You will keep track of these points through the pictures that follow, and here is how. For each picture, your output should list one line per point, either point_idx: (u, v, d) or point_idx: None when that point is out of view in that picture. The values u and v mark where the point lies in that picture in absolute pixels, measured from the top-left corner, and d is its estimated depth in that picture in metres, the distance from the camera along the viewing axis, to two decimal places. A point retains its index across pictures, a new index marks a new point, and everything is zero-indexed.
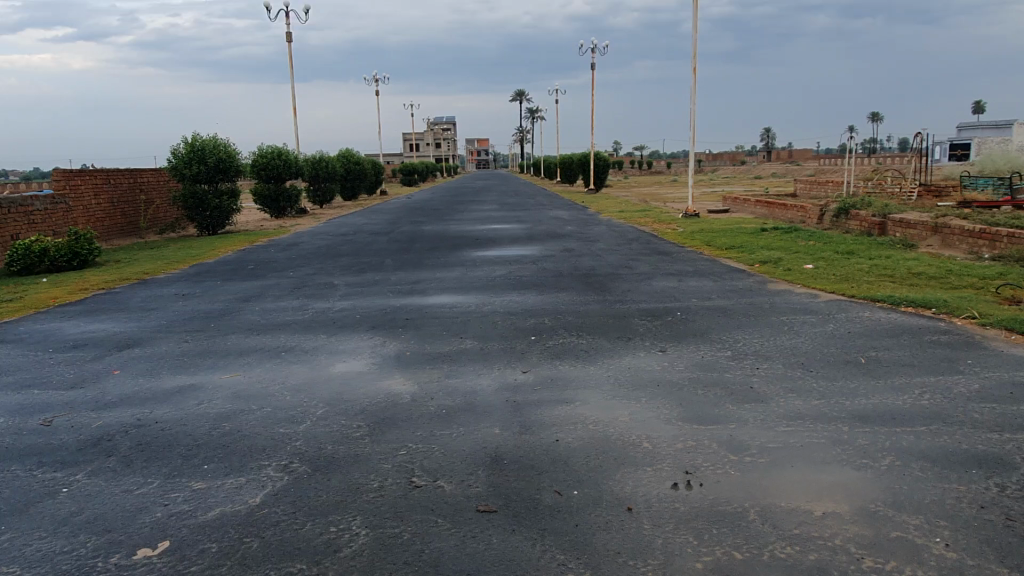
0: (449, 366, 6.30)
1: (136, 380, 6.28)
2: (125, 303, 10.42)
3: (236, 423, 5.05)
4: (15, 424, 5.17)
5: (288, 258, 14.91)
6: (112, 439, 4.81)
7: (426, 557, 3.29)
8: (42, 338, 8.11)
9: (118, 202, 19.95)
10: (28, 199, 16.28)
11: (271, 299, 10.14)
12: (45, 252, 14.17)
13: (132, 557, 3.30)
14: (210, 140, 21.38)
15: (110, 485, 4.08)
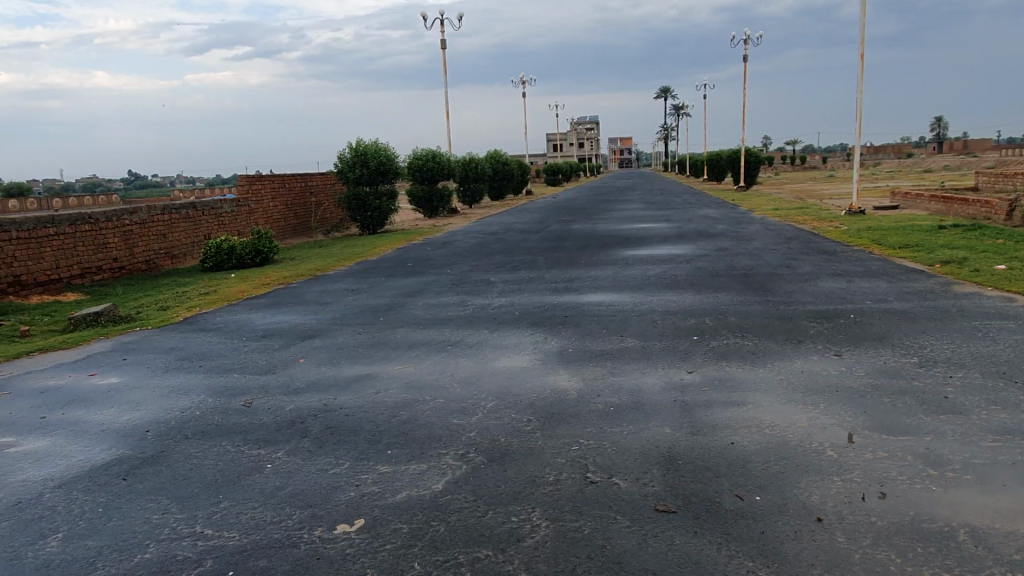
0: (612, 364, 6.27)
1: (320, 368, 6.76)
2: (302, 296, 11.24)
3: (413, 412, 5.30)
4: (222, 403, 5.74)
5: (444, 256, 15.47)
6: (305, 422, 5.21)
7: (609, 553, 3.28)
8: (236, 328, 8.93)
9: (292, 204, 21.61)
10: (218, 203, 18.03)
11: (432, 295, 10.58)
12: (232, 250, 15.59)
13: (333, 531, 3.54)
14: (372, 145, 22.65)
15: (307, 463, 4.42)
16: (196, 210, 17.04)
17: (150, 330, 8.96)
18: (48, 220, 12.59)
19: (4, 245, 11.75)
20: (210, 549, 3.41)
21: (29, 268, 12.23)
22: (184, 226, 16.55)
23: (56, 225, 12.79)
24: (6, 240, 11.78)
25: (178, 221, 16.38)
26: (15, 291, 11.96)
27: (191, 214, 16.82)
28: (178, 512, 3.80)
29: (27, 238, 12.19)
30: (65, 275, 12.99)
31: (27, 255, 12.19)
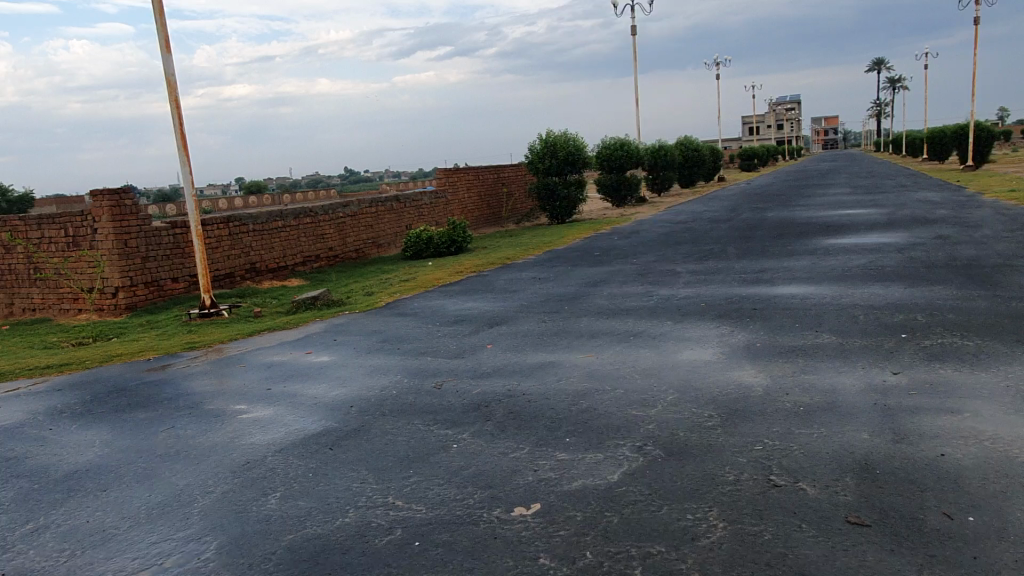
0: (804, 361, 5.89)
1: (506, 354, 7.03)
2: (492, 284, 11.71)
3: (592, 402, 5.36)
4: (417, 384, 6.16)
5: (630, 245, 15.35)
6: (489, 405, 5.46)
7: (790, 562, 3.11)
8: (431, 313, 9.52)
9: (485, 195, 22.53)
10: (419, 195, 19.26)
11: (617, 285, 10.55)
12: (430, 240, 16.61)
13: (511, 513, 3.69)
14: (561, 135, 22.96)
15: (490, 446, 4.63)
16: (399, 203, 18.33)
17: (358, 313, 9.82)
18: (277, 214, 14.21)
19: (242, 236, 13.41)
20: (399, 519, 3.70)
21: (262, 256, 13.87)
22: (388, 218, 17.90)
23: (283, 218, 14.37)
24: (244, 232, 13.44)
25: (384, 213, 17.73)
26: (251, 277, 13.63)
27: (394, 206, 18.15)
28: (375, 483, 4.16)
29: (260, 230, 13.82)
30: (290, 263, 14.58)
31: (260, 245, 13.82)
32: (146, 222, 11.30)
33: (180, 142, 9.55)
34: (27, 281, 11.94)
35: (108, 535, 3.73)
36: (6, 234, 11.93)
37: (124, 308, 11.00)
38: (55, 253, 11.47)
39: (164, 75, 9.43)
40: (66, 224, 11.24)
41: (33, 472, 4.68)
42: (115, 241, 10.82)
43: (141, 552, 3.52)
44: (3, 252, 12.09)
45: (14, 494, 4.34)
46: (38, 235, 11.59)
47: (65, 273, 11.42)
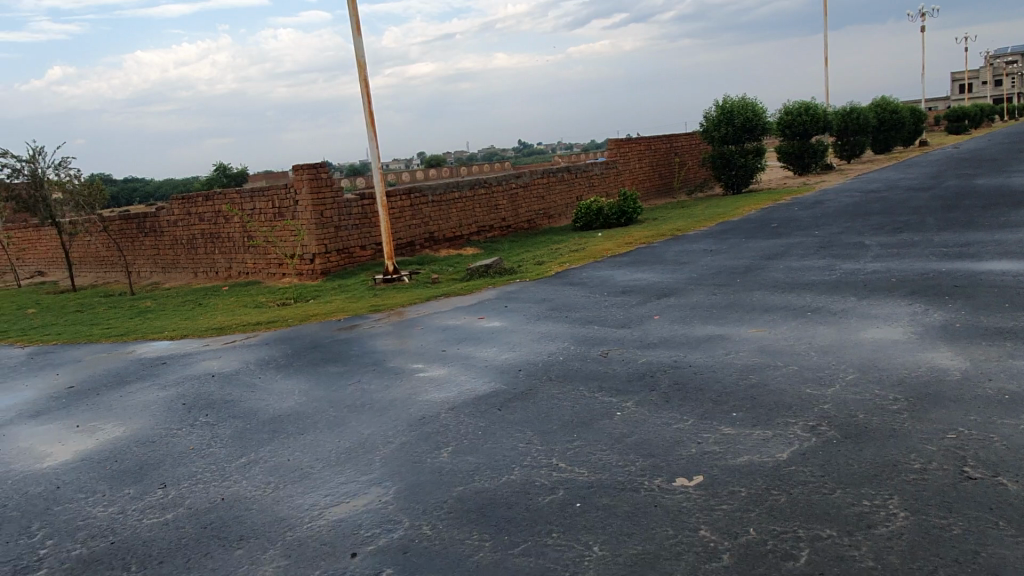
0: (1014, 345, 5.27)
1: (673, 326, 6.93)
2: (662, 256, 11.51)
3: (763, 377, 5.16)
4: (583, 352, 6.26)
5: (812, 216, 14.41)
6: (655, 376, 5.43)
7: (982, 561, 2.85)
8: (599, 283, 9.56)
9: (656, 165, 22.04)
10: (589, 166, 19.26)
11: (796, 258, 9.97)
12: (600, 211, 16.59)
13: (672, 483, 3.68)
14: (739, 101, 21.86)
15: (653, 415, 4.62)
16: (571, 173, 18.44)
17: (528, 282, 10.08)
18: (454, 185, 14.85)
19: (422, 207, 14.19)
20: (562, 480, 3.82)
21: (440, 226, 14.59)
22: (560, 189, 18.08)
23: (459, 190, 14.98)
24: (424, 203, 14.21)
25: (555, 184, 17.92)
26: (430, 245, 14.41)
27: (566, 177, 18.30)
28: (539, 444, 4.31)
29: (439, 201, 14.53)
30: (466, 232, 15.22)
31: (438, 215, 14.54)
32: (339, 194, 12.27)
33: (368, 118, 10.24)
34: (242, 248, 13.44)
35: (305, 473, 4.19)
36: (225, 205, 13.47)
37: (320, 273, 12.09)
38: (263, 222, 12.79)
39: (355, 56, 10.10)
40: (273, 196, 12.47)
41: (246, 414, 5.33)
42: (312, 211, 11.87)
43: (330, 491, 3.93)
44: (223, 221, 13.67)
45: (230, 432, 4.98)
46: (250, 206, 12.97)
47: (271, 241, 12.72)
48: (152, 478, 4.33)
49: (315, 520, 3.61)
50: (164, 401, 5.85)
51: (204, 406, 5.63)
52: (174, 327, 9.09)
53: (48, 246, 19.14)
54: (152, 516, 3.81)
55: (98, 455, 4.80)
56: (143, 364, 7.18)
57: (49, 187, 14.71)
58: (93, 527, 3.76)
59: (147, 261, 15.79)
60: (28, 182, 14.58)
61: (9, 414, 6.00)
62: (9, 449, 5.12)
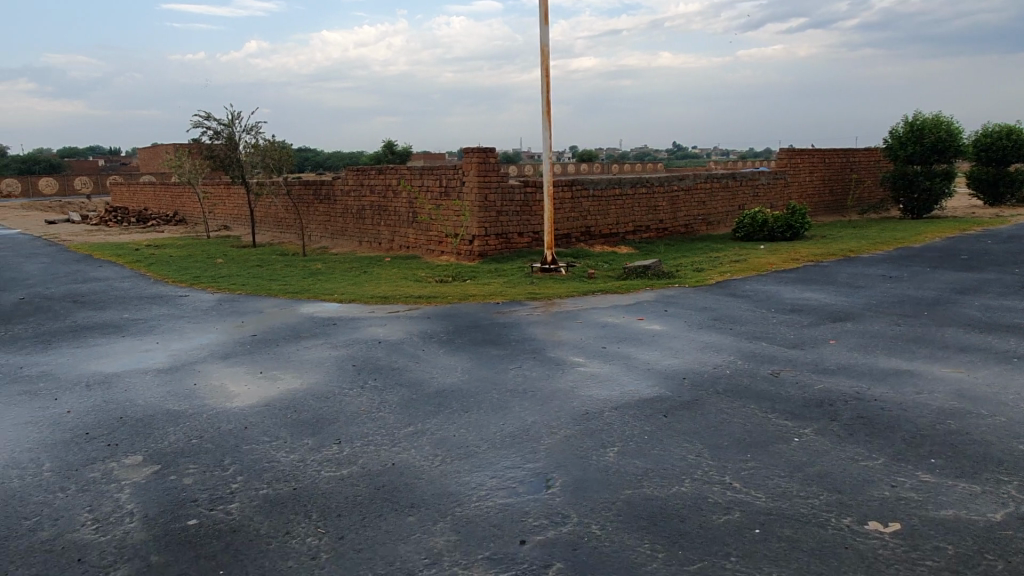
0: None
1: (852, 353, 6.42)
2: (834, 277, 10.77)
3: (964, 424, 4.64)
4: (751, 368, 5.94)
5: (1009, 252, 12.95)
6: (835, 404, 5.04)
7: None
8: (764, 298, 9.08)
9: (828, 179, 20.71)
10: (756, 174, 18.42)
11: (994, 296, 8.97)
12: (764, 222, 15.80)
13: (864, 526, 3.37)
14: (932, 118, 20.05)
15: (836, 448, 4.27)
16: (735, 180, 17.73)
17: (687, 288, 9.73)
18: (616, 181, 14.66)
19: (582, 201, 14.12)
20: (738, 501, 3.61)
21: (597, 222, 14.47)
22: (723, 195, 17.42)
23: (621, 187, 14.79)
24: (584, 196, 14.15)
25: (718, 190, 17.29)
26: (585, 240, 14.31)
27: (731, 184, 17.60)
28: (710, 459, 4.11)
29: (598, 196, 14.41)
30: (622, 231, 14.99)
31: (597, 211, 14.41)
32: (504, 179, 12.45)
33: (544, 107, 10.25)
34: (407, 223, 13.97)
35: (470, 451, 4.23)
36: (396, 180, 14.05)
37: (477, 255, 12.32)
38: (430, 200, 13.21)
39: (540, 45, 10.15)
40: (442, 175, 12.85)
41: (412, 383, 5.49)
42: (478, 194, 12.12)
43: (496, 472, 3.94)
44: (391, 195, 14.27)
45: (398, 399, 5.14)
46: (419, 182, 13.43)
47: (435, 218, 13.12)
48: (328, 432, 4.56)
49: (482, 499, 3.63)
50: (337, 360, 6.16)
51: (374, 369, 5.87)
52: (343, 290, 9.60)
53: (235, 203, 20.91)
54: (329, 469, 4.02)
55: (281, 403, 5.13)
56: (317, 323, 7.62)
57: (244, 149, 16.02)
58: (277, 470, 4.02)
59: (319, 226, 16.83)
60: (227, 144, 15.96)
61: (203, 353, 6.57)
62: (204, 385, 5.59)
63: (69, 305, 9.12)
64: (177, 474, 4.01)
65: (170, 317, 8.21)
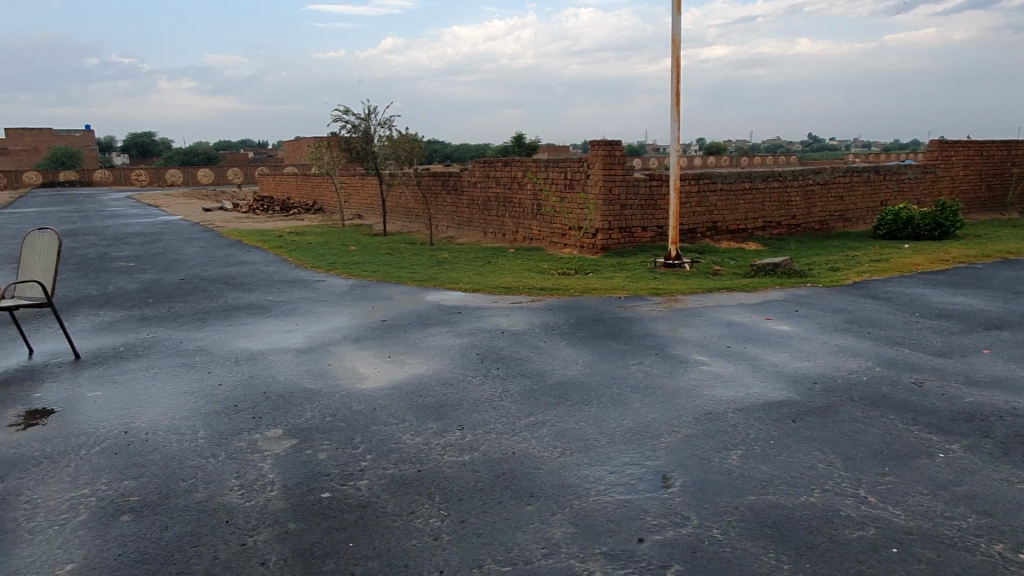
0: None
1: (1009, 365, 5.87)
2: (990, 280, 9.87)
3: None
4: (891, 375, 5.57)
5: None
6: (988, 420, 4.63)
7: None
8: (908, 301, 8.47)
9: (986, 173, 18.99)
10: (902, 168, 17.18)
11: None
12: (909, 220, 14.71)
13: (1018, 555, 3.08)
14: None
15: (988, 468, 3.93)
16: (878, 174, 16.61)
17: (821, 288, 9.24)
18: (747, 175, 14.13)
19: (709, 195, 13.72)
20: (873, 517, 3.40)
21: (724, 216, 14.00)
22: (863, 190, 16.38)
23: (751, 181, 14.23)
24: (712, 190, 13.74)
25: (858, 184, 16.27)
26: (711, 235, 13.90)
27: (873, 178, 16.52)
28: (843, 470, 3.89)
29: (727, 190, 13.95)
30: (751, 226, 14.43)
31: (724, 205, 13.96)
32: (629, 172, 12.30)
33: (674, 99, 10.02)
34: (531, 215, 14.10)
35: (590, 445, 4.23)
36: (521, 173, 14.20)
37: (600, 248, 12.26)
38: (554, 192, 13.27)
39: (671, 35, 9.92)
40: (566, 168, 12.87)
41: (533, 374, 5.56)
42: (602, 187, 12.05)
43: (614, 468, 3.92)
44: (516, 187, 14.46)
45: (519, 389, 5.22)
46: (544, 175, 13.50)
47: (559, 211, 13.16)
48: (452, 418, 4.70)
49: (600, 494, 3.63)
50: (461, 348, 6.33)
51: (496, 358, 5.99)
52: (468, 280, 9.84)
53: (368, 193, 21.91)
54: (452, 453, 4.15)
55: (409, 387, 5.35)
56: (442, 310, 7.87)
57: (378, 142, 16.74)
58: (404, 452, 4.20)
59: (446, 217, 17.31)
60: (362, 137, 16.79)
61: (338, 335, 6.95)
62: (339, 366, 5.92)
63: (222, 286, 9.91)
64: (313, 449, 4.28)
65: (309, 300, 8.74)
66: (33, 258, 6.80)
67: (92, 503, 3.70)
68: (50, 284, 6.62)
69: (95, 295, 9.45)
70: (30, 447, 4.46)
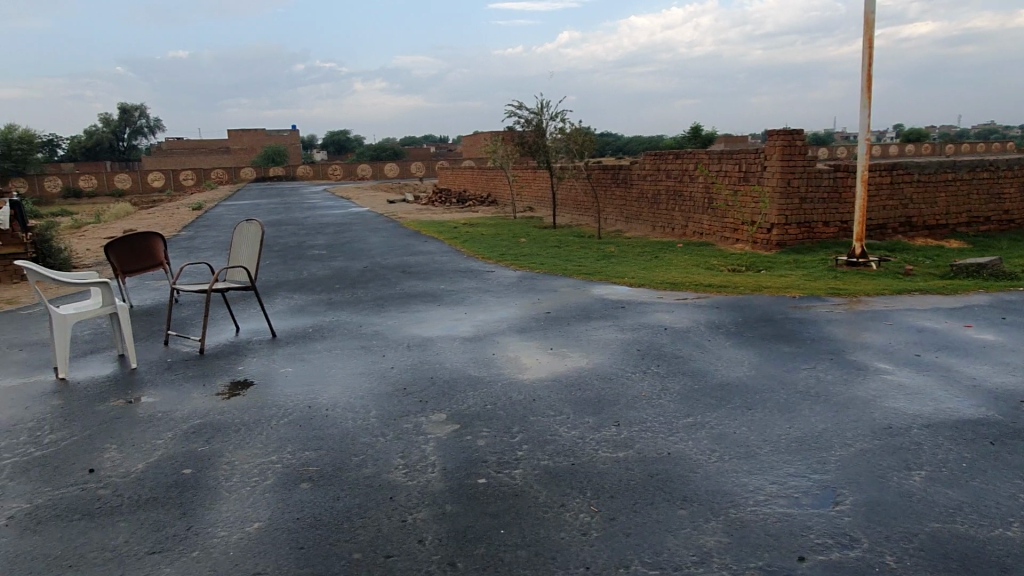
0: None
1: None
2: None
3: None
4: None
5: None
6: None
7: None
8: None
9: None
10: None
11: None
12: None
13: None
14: None
15: None
16: None
17: None
18: (950, 165, 12.73)
19: (904, 187, 12.50)
20: None
21: (921, 211, 12.70)
22: None
23: (955, 171, 12.80)
24: (907, 182, 12.51)
25: None
26: (905, 232, 12.66)
27: None
28: None
29: (925, 182, 12.64)
30: (953, 222, 12.96)
31: (921, 199, 12.66)
32: (811, 164, 11.52)
33: (864, 83, 9.24)
34: (702, 209, 13.64)
35: (751, 452, 4.03)
36: (693, 165, 13.78)
37: (775, 244, 11.59)
38: (727, 185, 12.74)
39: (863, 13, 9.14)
40: (741, 160, 12.31)
41: (695, 373, 5.39)
42: (780, 179, 11.38)
43: (776, 478, 3.72)
44: (687, 180, 14.05)
45: (679, 388, 5.09)
46: (717, 167, 13.01)
47: (732, 205, 12.62)
48: (608, 413, 4.68)
49: (759, 505, 3.45)
50: (622, 343, 6.27)
51: (657, 355, 5.88)
52: (633, 274, 9.73)
53: (539, 186, 22.30)
54: (606, 449, 4.14)
55: (567, 380, 5.40)
56: (606, 304, 7.84)
57: (550, 136, 16.97)
58: (559, 444, 4.25)
59: (615, 210, 17.20)
60: (535, 131, 17.19)
61: (502, 326, 7.16)
62: (502, 356, 6.11)
63: (400, 275, 10.55)
64: (473, 435, 4.45)
65: (477, 290, 9.07)
66: (241, 245, 7.63)
67: (279, 469, 4.11)
68: (253, 268, 7.36)
69: (292, 280, 10.44)
70: (232, 414, 5.04)
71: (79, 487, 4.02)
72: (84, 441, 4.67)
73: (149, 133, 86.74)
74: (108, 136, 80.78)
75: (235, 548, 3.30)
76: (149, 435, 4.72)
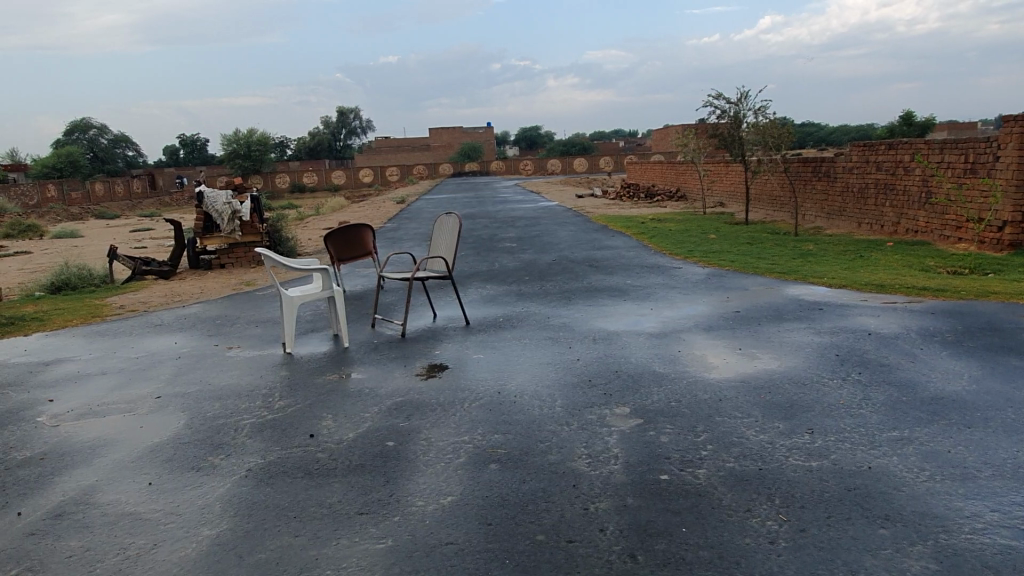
0: None
1: None
2: None
3: None
4: None
5: None
6: None
7: None
8: None
9: None
10: None
11: None
12: None
13: None
14: None
15: None
16: None
17: None
18: None
19: None
20: None
21: None
22: None
23: None
24: None
25: None
26: None
27: None
28: None
29: None
30: None
31: None
32: None
33: None
34: (918, 204, 12.40)
35: (968, 474, 3.66)
36: (910, 156, 12.59)
37: (1007, 245, 10.27)
38: (950, 178, 11.49)
39: None
40: (968, 149, 11.05)
41: (903, 384, 4.96)
42: (1016, 171, 10.07)
43: (1000, 506, 3.34)
44: (901, 172, 12.86)
45: (884, 398, 4.72)
46: (939, 158, 11.78)
47: (955, 200, 11.36)
48: (801, 419, 4.46)
49: (975, 533, 3.13)
50: (819, 347, 5.92)
51: (859, 362, 5.48)
52: (835, 274, 9.10)
53: (732, 180, 21.47)
54: (799, 457, 3.95)
55: (756, 382, 5.20)
56: (802, 305, 7.41)
57: (746, 127, 16.32)
58: (746, 447, 4.13)
59: (815, 206, 16.13)
60: (731, 122, 16.57)
61: (689, 323, 7.04)
62: (688, 354, 6.01)
63: (588, 268, 10.68)
64: (657, 431, 4.44)
65: (665, 286, 8.95)
66: (440, 237, 8.14)
67: (470, 449, 4.38)
68: (451, 259, 7.83)
69: (484, 270, 10.94)
70: (430, 394, 5.43)
71: (302, 449, 4.56)
72: (307, 409, 5.27)
73: (361, 133, 94.33)
74: (328, 138, 89.15)
75: (431, 517, 3.59)
76: (358, 408, 5.23)
